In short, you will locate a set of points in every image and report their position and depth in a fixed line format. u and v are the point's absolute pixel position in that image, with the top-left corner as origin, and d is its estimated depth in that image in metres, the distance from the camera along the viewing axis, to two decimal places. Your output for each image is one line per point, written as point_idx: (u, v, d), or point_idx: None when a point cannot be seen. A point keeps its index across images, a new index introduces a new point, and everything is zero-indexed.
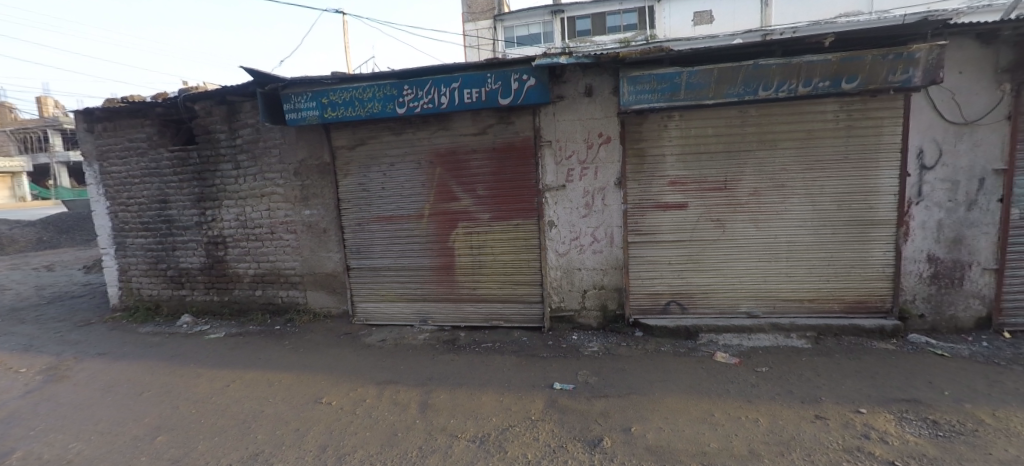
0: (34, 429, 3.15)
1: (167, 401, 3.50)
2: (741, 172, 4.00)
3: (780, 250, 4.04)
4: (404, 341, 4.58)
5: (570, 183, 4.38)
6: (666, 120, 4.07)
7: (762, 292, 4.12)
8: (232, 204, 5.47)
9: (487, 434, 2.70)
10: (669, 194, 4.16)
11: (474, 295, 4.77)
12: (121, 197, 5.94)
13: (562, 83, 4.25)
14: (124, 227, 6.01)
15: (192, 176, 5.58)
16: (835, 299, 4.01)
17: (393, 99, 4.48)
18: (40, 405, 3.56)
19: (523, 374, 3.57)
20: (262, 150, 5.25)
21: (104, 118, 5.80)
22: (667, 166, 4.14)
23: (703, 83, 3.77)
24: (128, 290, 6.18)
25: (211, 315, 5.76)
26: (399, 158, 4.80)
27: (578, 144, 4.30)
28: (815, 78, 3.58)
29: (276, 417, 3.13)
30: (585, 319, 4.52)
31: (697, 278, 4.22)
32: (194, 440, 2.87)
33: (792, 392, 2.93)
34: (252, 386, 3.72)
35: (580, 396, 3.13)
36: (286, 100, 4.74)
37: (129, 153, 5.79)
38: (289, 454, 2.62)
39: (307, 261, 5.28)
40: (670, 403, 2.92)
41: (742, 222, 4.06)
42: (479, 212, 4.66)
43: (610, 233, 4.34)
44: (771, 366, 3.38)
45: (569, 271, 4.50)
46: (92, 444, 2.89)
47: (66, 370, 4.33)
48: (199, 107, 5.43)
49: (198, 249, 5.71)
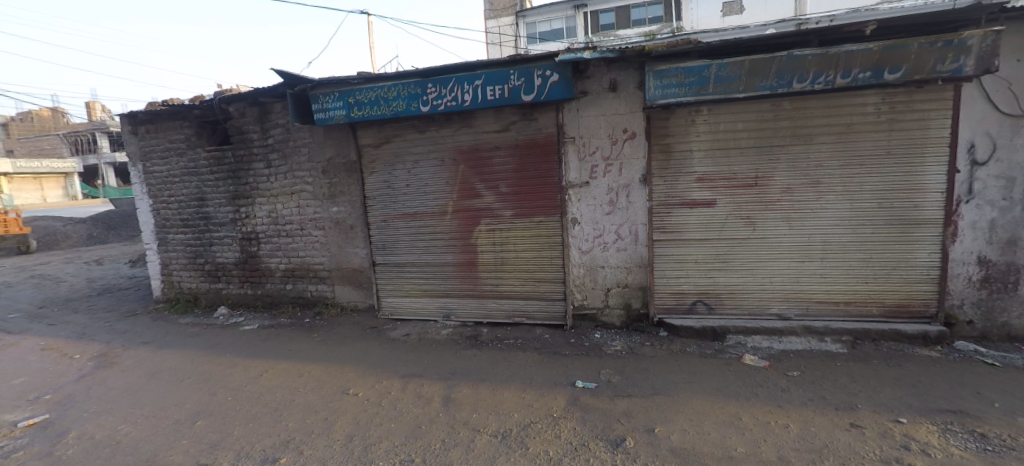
0: (87, 411, 3.38)
1: (206, 389, 3.68)
2: (773, 168, 3.85)
3: (815, 250, 3.88)
4: (427, 336, 4.66)
5: (594, 180, 4.32)
6: (694, 114, 3.95)
7: (795, 293, 3.97)
8: (264, 202, 5.67)
9: (509, 430, 2.71)
10: (696, 191, 4.05)
11: (497, 291, 4.79)
12: (162, 195, 6.25)
13: (586, 79, 4.19)
14: (166, 224, 6.32)
15: (227, 175, 5.81)
16: (873, 301, 3.82)
17: (417, 98, 4.52)
18: (92, 389, 3.81)
19: (544, 372, 3.58)
20: (292, 150, 5.41)
21: (147, 121, 6.10)
22: (694, 162, 4.02)
23: (733, 76, 3.65)
24: (169, 283, 6.51)
25: (245, 308, 6.01)
26: (422, 156, 4.86)
27: (601, 141, 4.24)
28: (855, 69, 3.40)
29: (306, 406, 3.24)
30: (609, 318, 4.47)
31: (724, 278, 4.11)
32: (230, 426, 3.01)
33: (825, 398, 2.82)
34: (283, 376, 3.87)
35: (602, 395, 3.10)
36: (315, 100, 4.87)
37: (169, 154, 6.08)
38: (317, 443, 2.71)
39: (334, 257, 5.43)
40: (695, 405, 2.86)
41: (773, 220, 3.92)
42: (502, 210, 4.66)
43: (634, 231, 4.27)
44: (803, 370, 3.26)
45: (592, 270, 4.45)
46: (138, 426, 3.08)
47: (114, 357, 4.60)
48: (233, 108, 5.63)
49: (233, 245, 5.95)
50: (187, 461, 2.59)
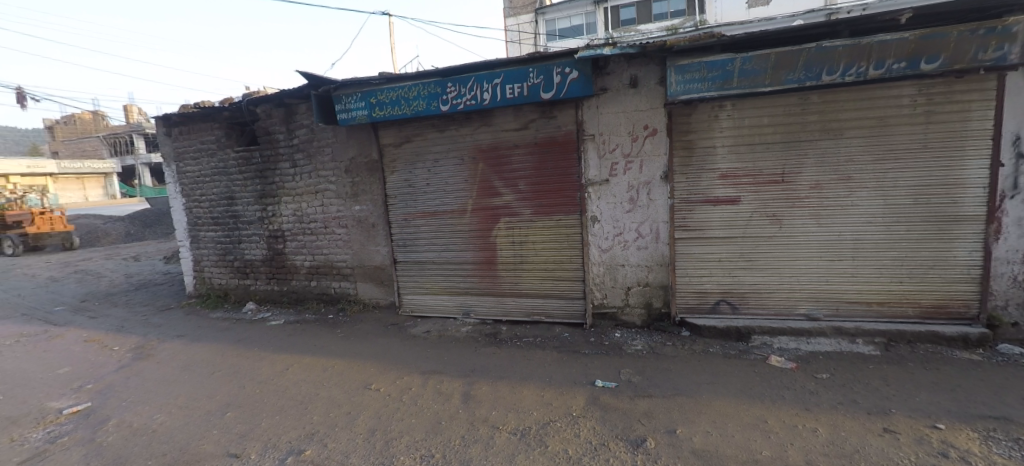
0: (125, 400, 3.54)
1: (235, 381, 3.81)
2: (801, 163, 3.73)
3: (845, 248, 3.74)
4: (447, 333, 4.70)
5: (614, 177, 4.28)
6: (717, 110, 3.86)
7: (824, 293, 3.84)
8: (290, 200, 5.82)
9: (528, 428, 2.72)
10: (720, 188, 3.96)
11: (516, 289, 4.80)
12: (194, 194, 6.50)
13: (606, 76, 4.14)
14: (198, 222, 6.57)
15: (255, 174, 5.99)
16: (909, 302, 3.66)
17: (437, 97, 4.56)
18: (130, 379, 4.00)
19: (564, 371, 3.56)
20: (316, 150, 5.54)
21: (180, 123, 6.35)
22: (718, 158, 3.93)
23: (759, 70, 3.55)
24: (201, 279, 6.76)
25: (272, 304, 6.19)
26: (443, 154, 4.90)
27: (622, 138, 4.19)
28: (889, 60, 3.26)
29: (330, 400, 3.33)
30: (629, 317, 4.42)
31: (749, 277, 4.00)
32: (258, 417, 3.11)
33: (856, 402, 2.72)
34: (308, 370, 3.97)
35: (622, 395, 3.07)
36: (338, 101, 4.97)
37: (201, 154, 6.31)
38: (341, 436, 2.77)
39: (357, 255, 5.53)
40: (719, 406, 2.80)
41: (801, 217, 3.80)
42: (521, 208, 4.67)
43: (655, 229, 4.21)
44: (832, 373, 3.15)
45: (612, 268, 4.41)
46: (172, 416, 3.21)
47: (150, 349, 4.82)
48: (260, 110, 5.80)
49: (261, 242, 6.14)
50: (218, 450, 2.69)
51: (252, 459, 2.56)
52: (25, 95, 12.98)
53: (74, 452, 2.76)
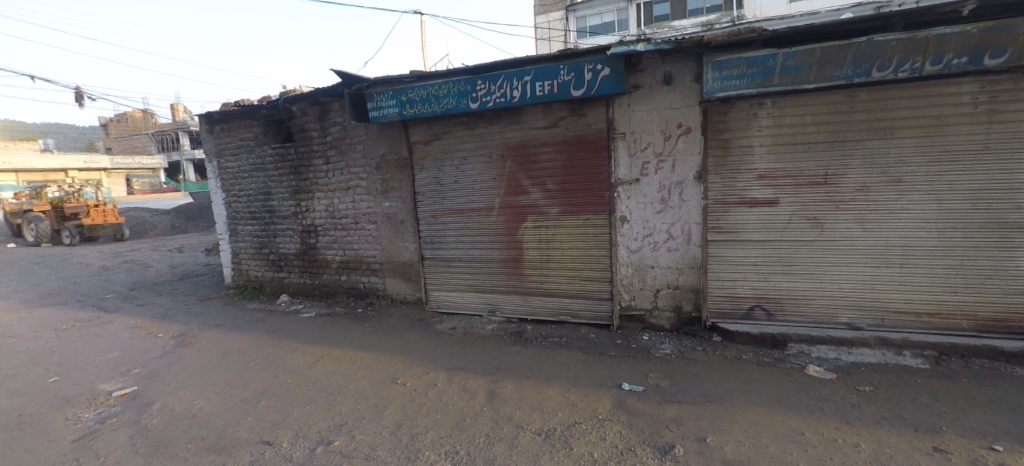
0: (168, 385, 3.73)
1: (269, 370, 3.96)
2: (846, 164, 3.54)
3: (893, 255, 3.53)
4: (472, 331, 4.73)
5: (645, 177, 4.18)
6: (756, 107, 3.71)
7: (868, 301, 3.63)
8: (323, 196, 5.99)
9: (553, 429, 2.70)
10: (757, 189, 3.81)
11: (542, 289, 4.77)
12: (233, 189, 6.77)
13: (639, 72, 4.05)
14: (236, 216, 6.85)
15: (290, 171, 6.19)
16: (963, 314, 3.42)
17: (466, 95, 4.59)
18: (173, 365, 4.21)
19: (589, 372, 3.52)
20: (348, 147, 5.67)
21: (221, 120, 6.62)
22: (756, 158, 3.78)
23: (802, 66, 3.39)
24: (239, 271, 7.05)
25: (305, 296, 6.39)
26: (471, 152, 4.92)
27: (654, 136, 4.09)
28: (948, 55, 3.05)
29: (358, 392, 3.41)
30: (658, 320, 4.32)
31: (787, 283, 3.83)
32: (290, 407, 3.21)
33: (902, 418, 2.57)
34: (338, 362, 4.07)
35: (649, 399, 3.01)
36: (370, 99, 5.07)
37: (240, 151, 6.56)
38: (368, 428, 2.83)
39: (385, 250, 5.63)
40: (752, 416, 2.69)
41: (845, 221, 3.61)
42: (549, 206, 4.63)
43: (687, 231, 4.09)
44: (876, 385, 2.98)
45: (641, 269, 4.32)
46: (211, 402, 3.36)
47: (191, 337, 5.06)
48: (295, 108, 5.98)
49: (294, 236, 6.34)
50: (252, 437, 2.79)
51: (284, 447, 2.64)
52: (83, 96, 13.86)
53: (121, 433, 2.93)
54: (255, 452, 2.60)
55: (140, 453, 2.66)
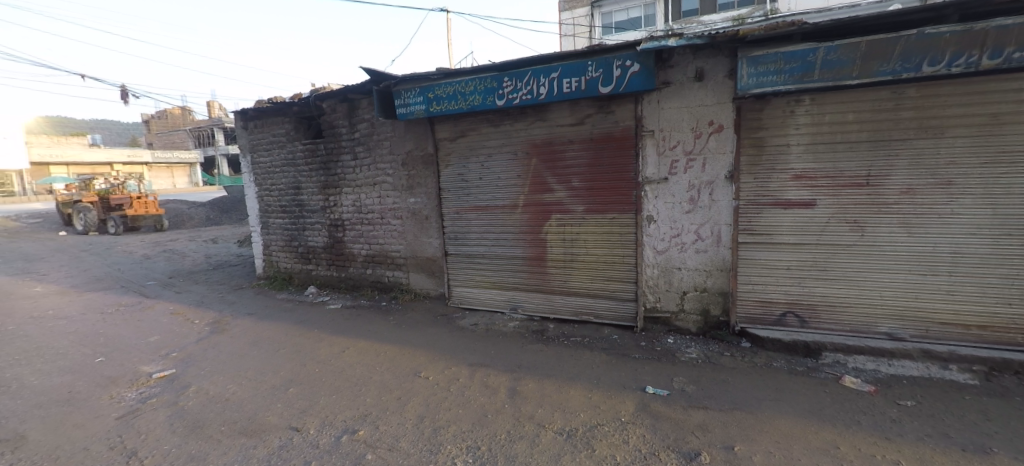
0: (204, 370, 3.89)
1: (297, 359, 4.07)
2: (891, 165, 3.35)
3: (941, 262, 3.32)
4: (494, 328, 4.73)
5: (673, 176, 4.08)
6: (793, 105, 3.56)
7: (911, 311, 3.44)
8: (350, 192, 6.11)
9: (574, 429, 2.67)
10: (792, 190, 3.65)
11: (565, 287, 4.73)
12: (266, 183, 6.98)
13: (669, 69, 3.95)
14: (268, 210, 7.06)
15: (319, 166, 6.34)
16: (1019, 328, 3.19)
17: (493, 92, 4.57)
18: (208, 351, 4.38)
19: (612, 374, 3.46)
20: (376, 143, 5.75)
21: (255, 117, 6.83)
22: (792, 157, 3.63)
23: (846, 61, 3.22)
24: (269, 262, 7.27)
25: (331, 288, 6.54)
26: (497, 149, 4.91)
27: (684, 134, 3.98)
28: (1008, 47, 2.84)
29: (381, 384, 3.46)
30: (683, 323, 4.22)
31: (823, 289, 3.67)
32: (317, 395, 3.29)
33: (948, 436, 2.42)
34: (363, 354, 4.15)
35: (674, 404, 2.94)
36: (398, 96, 5.12)
37: (273, 146, 6.76)
38: (391, 419, 2.87)
39: (410, 246, 5.70)
40: (784, 427, 2.58)
41: (888, 225, 3.42)
42: (574, 204, 4.58)
43: (716, 232, 3.97)
44: (919, 400, 2.82)
45: (667, 271, 4.23)
46: (242, 387, 3.48)
47: (225, 325, 5.25)
48: (325, 105, 6.12)
49: (323, 230, 6.49)
50: (280, 423, 2.87)
51: (310, 434, 2.71)
52: (127, 94, 14.56)
53: (160, 413, 3.07)
54: (283, 438, 2.67)
55: (177, 433, 2.78)
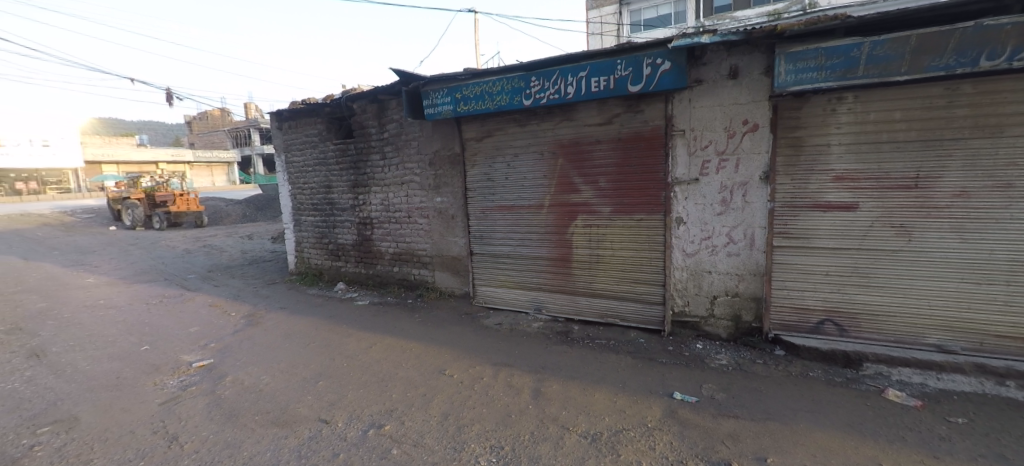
0: (239, 360, 4.05)
1: (326, 353, 4.18)
2: (943, 166, 3.15)
3: (998, 271, 3.11)
4: (518, 328, 4.73)
5: (705, 177, 3.97)
6: (835, 103, 3.40)
7: (963, 322, 3.23)
8: (379, 190, 6.23)
9: (599, 433, 2.63)
10: (832, 192, 3.49)
11: (590, 289, 4.68)
12: (298, 182, 7.21)
13: (702, 66, 3.84)
14: (301, 208, 7.29)
15: (349, 165, 6.49)
16: None
17: (520, 91, 4.57)
18: (243, 343, 4.56)
19: (638, 378, 3.39)
20: (404, 143, 5.84)
21: (290, 118, 7.06)
22: (832, 158, 3.46)
23: (893, 56, 3.05)
24: (301, 258, 7.51)
25: (359, 285, 6.69)
26: (523, 149, 4.90)
27: (716, 134, 3.87)
28: None
29: (407, 380, 3.51)
30: (713, 328, 4.10)
31: (865, 296, 3.49)
32: (345, 389, 3.37)
33: (1005, 458, 2.25)
34: (389, 350, 4.23)
35: (703, 411, 2.85)
36: (426, 97, 5.19)
37: (306, 146, 6.97)
38: (416, 415, 2.91)
39: (436, 244, 5.77)
40: (821, 440, 2.47)
41: (938, 229, 3.22)
42: (600, 205, 4.52)
43: (750, 235, 3.84)
44: (972, 418, 2.64)
45: (697, 274, 4.11)
46: (275, 379, 3.60)
47: (259, 318, 5.45)
48: (356, 106, 6.26)
49: (352, 228, 6.64)
50: (311, 415, 2.95)
51: (339, 427, 2.77)
52: (172, 96, 15.31)
53: (199, 401, 3.21)
54: (313, 429, 2.75)
55: (215, 420, 2.90)
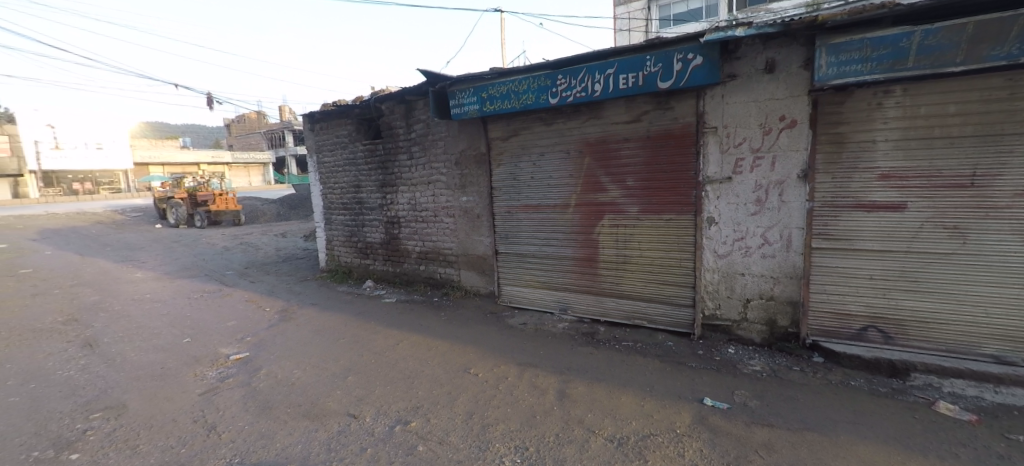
0: (273, 354, 4.19)
1: (355, 349, 4.27)
2: (1004, 163, 2.92)
3: None
4: (543, 328, 4.70)
5: (739, 175, 3.83)
6: (881, 96, 3.20)
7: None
8: (406, 190, 6.32)
9: (625, 437, 2.58)
10: (878, 191, 3.29)
11: (616, 290, 4.60)
12: (329, 182, 7.41)
13: (736, 60, 3.71)
14: (331, 207, 7.48)
15: (377, 165, 6.62)
16: None
17: (546, 90, 4.53)
18: (277, 337, 4.72)
19: (666, 382, 3.31)
20: (431, 143, 5.90)
21: (321, 119, 7.26)
22: (878, 155, 3.27)
23: (948, 44, 2.85)
24: (331, 256, 7.70)
25: (387, 283, 6.82)
26: (549, 148, 4.87)
27: (751, 131, 3.72)
28: None
29: (432, 378, 3.55)
30: (746, 333, 3.96)
31: (913, 302, 3.28)
32: (372, 384, 3.44)
33: None
34: (416, 347, 4.28)
35: (735, 419, 2.75)
36: (453, 97, 5.23)
37: (336, 147, 7.15)
38: (442, 413, 2.93)
39: (461, 243, 5.80)
40: (863, 454, 2.34)
41: (997, 232, 2.99)
42: (628, 205, 4.44)
43: (787, 236, 3.67)
44: None
45: (729, 276, 3.98)
46: (306, 373, 3.71)
47: (292, 313, 5.63)
48: (384, 107, 6.37)
49: (380, 227, 6.77)
50: (339, 409, 3.02)
51: (366, 422, 2.82)
52: (212, 100, 16.04)
53: (235, 392, 3.34)
54: (342, 424, 2.81)
55: (250, 412, 3.01)
